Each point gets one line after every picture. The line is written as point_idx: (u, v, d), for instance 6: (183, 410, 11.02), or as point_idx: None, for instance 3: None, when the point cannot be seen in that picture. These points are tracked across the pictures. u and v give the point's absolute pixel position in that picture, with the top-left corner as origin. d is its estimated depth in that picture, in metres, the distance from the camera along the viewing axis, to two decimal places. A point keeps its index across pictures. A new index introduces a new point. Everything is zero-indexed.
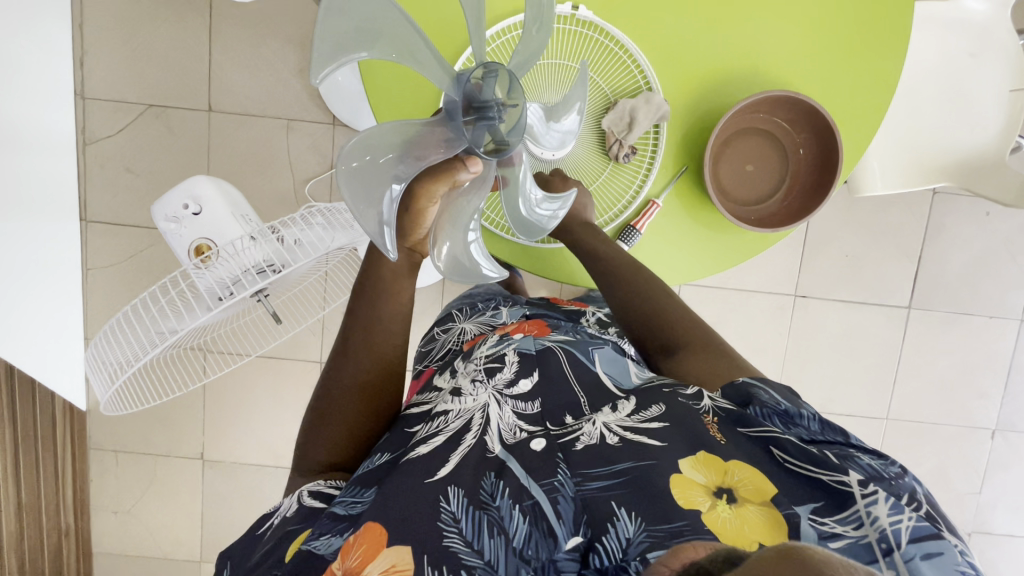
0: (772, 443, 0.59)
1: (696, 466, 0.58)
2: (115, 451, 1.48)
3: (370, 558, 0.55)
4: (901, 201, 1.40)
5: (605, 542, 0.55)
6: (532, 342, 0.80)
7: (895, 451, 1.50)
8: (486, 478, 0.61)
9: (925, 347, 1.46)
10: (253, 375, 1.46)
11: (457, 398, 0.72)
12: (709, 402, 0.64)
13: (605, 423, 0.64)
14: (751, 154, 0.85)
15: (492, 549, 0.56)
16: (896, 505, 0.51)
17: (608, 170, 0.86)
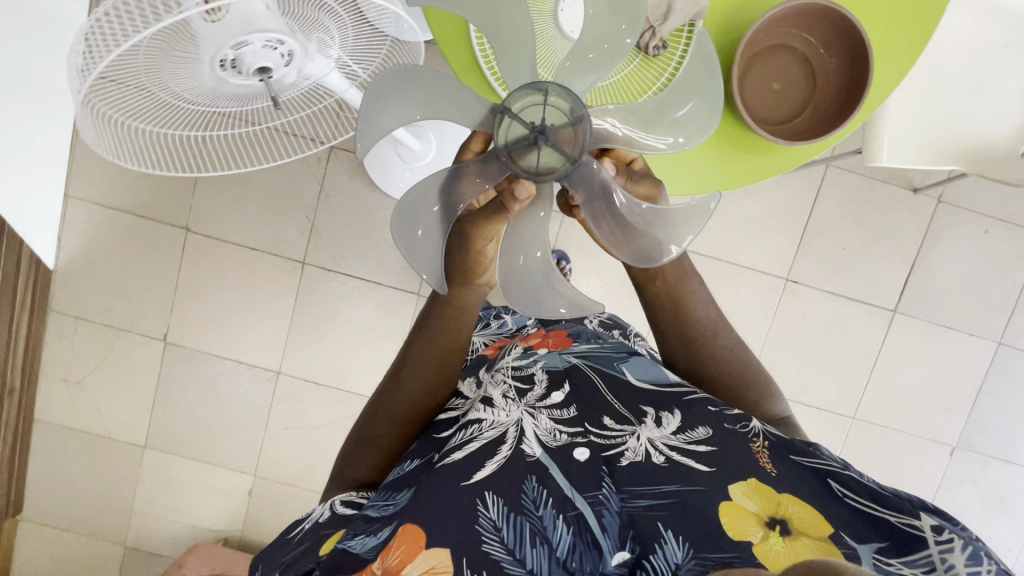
0: (831, 476, 0.63)
1: (749, 495, 0.61)
2: (75, 318, 1.43)
3: (409, 557, 0.56)
4: (905, 203, 1.41)
5: (653, 560, 0.58)
6: (558, 358, 0.80)
7: (857, 452, 1.51)
8: (528, 482, 0.62)
9: (904, 353, 1.47)
10: (232, 266, 1.41)
11: (491, 409, 0.70)
12: (759, 428, 0.69)
13: (650, 439, 0.68)
14: (781, 74, 0.75)
15: (535, 559, 0.57)
16: (973, 557, 0.52)
17: (632, 67, 0.75)
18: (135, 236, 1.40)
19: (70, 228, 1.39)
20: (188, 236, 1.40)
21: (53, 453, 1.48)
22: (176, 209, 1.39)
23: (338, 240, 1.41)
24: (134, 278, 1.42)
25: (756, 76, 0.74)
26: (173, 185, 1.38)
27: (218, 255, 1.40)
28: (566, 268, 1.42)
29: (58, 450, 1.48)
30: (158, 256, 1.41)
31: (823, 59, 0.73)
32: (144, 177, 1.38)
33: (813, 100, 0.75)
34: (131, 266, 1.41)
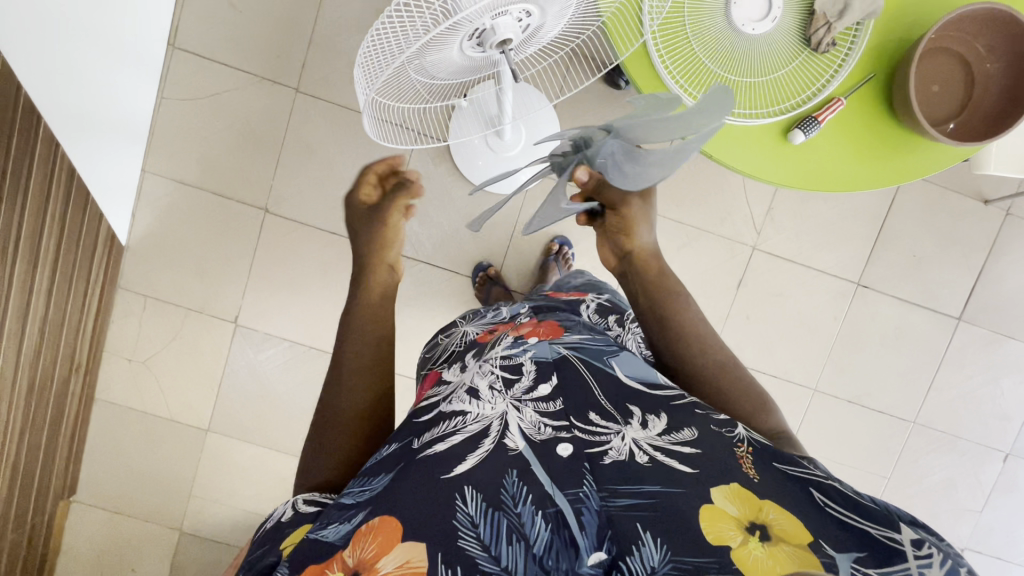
0: (812, 484, 0.54)
1: (729, 497, 0.53)
2: (144, 296, 1.40)
3: (385, 550, 0.51)
4: (976, 214, 1.44)
5: (629, 562, 0.51)
6: (549, 348, 0.71)
7: (914, 456, 1.53)
8: (507, 478, 0.56)
9: (965, 360, 1.50)
10: (309, 249, 1.40)
11: (475, 401, 0.64)
12: (745, 433, 0.60)
13: (634, 438, 0.59)
14: (943, 77, 0.76)
15: (511, 556, 0.51)
16: (953, 572, 0.45)
17: (798, 62, 0.77)
18: (211, 214, 1.38)
19: (145, 203, 1.37)
20: (267, 216, 1.38)
21: (111, 433, 1.45)
22: (255, 189, 1.37)
23: (416, 227, 1.40)
24: (208, 256, 1.39)
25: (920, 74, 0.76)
26: (254, 164, 1.37)
27: (295, 237, 1.39)
28: (567, 253, 1.40)
29: (119, 428, 1.45)
30: (233, 235, 1.39)
31: (985, 67, 0.75)
32: (224, 154, 1.36)
33: (969, 103, 0.76)
34: (205, 244, 1.39)
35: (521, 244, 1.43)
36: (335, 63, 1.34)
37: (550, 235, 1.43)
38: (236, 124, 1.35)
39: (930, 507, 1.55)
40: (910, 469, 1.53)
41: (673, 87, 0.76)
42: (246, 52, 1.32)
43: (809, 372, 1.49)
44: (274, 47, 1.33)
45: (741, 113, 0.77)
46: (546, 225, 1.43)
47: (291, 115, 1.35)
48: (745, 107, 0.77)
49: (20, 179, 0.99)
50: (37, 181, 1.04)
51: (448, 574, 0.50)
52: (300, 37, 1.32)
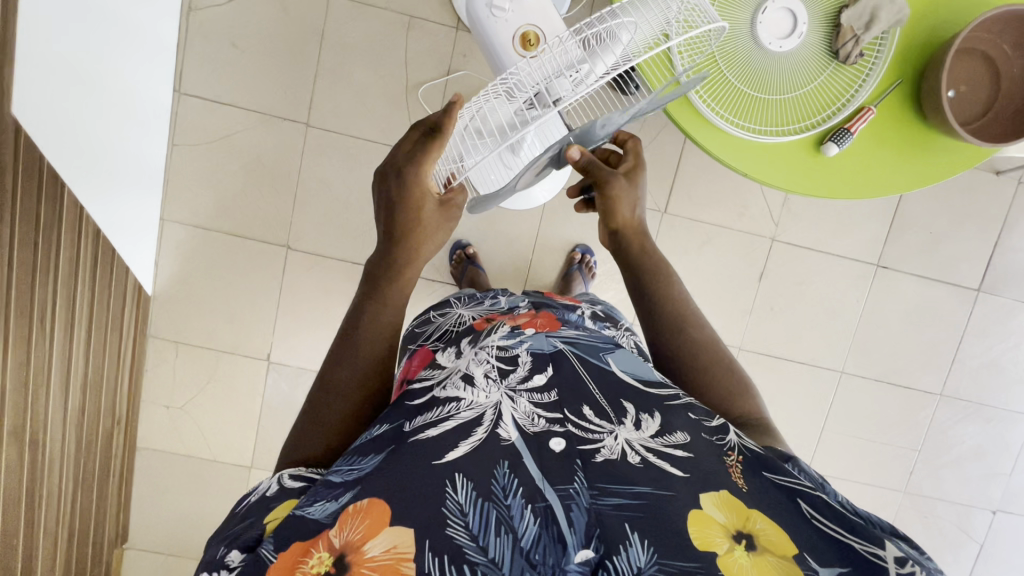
0: (801, 497, 0.55)
1: (717, 504, 0.54)
2: (175, 342, 1.41)
3: (372, 533, 0.50)
4: (990, 185, 1.46)
5: (615, 561, 0.51)
6: (545, 341, 0.70)
7: (943, 427, 1.56)
8: (499, 468, 0.56)
9: (986, 330, 1.52)
10: (332, 280, 1.41)
11: (471, 387, 0.63)
12: (735, 441, 0.61)
13: (627, 439, 0.60)
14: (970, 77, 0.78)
15: (498, 547, 0.51)
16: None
17: (825, 75, 0.78)
18: (234, 254, 1.38)
19: (166, 250, 1.37)
20: (290, 253, 1.39)
21: (157, 478, 1.47)
22: (275, 227, 1.37)
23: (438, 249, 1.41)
24: (234, 297, 1.40)
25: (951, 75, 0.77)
26: (272, 202, 1.36)
27: (317, 270, 1.40)
28: (590, 261, 1.41)
29: (163, 473, 1.47)
30: (257, 274, 1.39)
31: (1011, 66, 0.77)
32: (240, 195, 1.36)
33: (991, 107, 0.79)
34: (230, 285, 1.39)
35: (543, 256, 1.44)
36: (342, 94, 1.33)
37: (571, 245, 1.44)
38: (250, 163, 1.35)
39: (959, 475, 1.59)
40: (938, 439, 1.57)
41: (707, 112, 0.77)
42: (252, 91, 1.32)
43: (834, 356, 1.51)
44: (281, 83, 1.32)
45: (775, 130, 0.78)
46: (566, 234, 1.44)
47: (304, 150, 1.35)
48: (778, 124, 0.78)
49: (51, 246, 1.00)
50: (67, 246, 1.04)
51: (434, 561, 0.49)
52: (306, 71, 1.32)
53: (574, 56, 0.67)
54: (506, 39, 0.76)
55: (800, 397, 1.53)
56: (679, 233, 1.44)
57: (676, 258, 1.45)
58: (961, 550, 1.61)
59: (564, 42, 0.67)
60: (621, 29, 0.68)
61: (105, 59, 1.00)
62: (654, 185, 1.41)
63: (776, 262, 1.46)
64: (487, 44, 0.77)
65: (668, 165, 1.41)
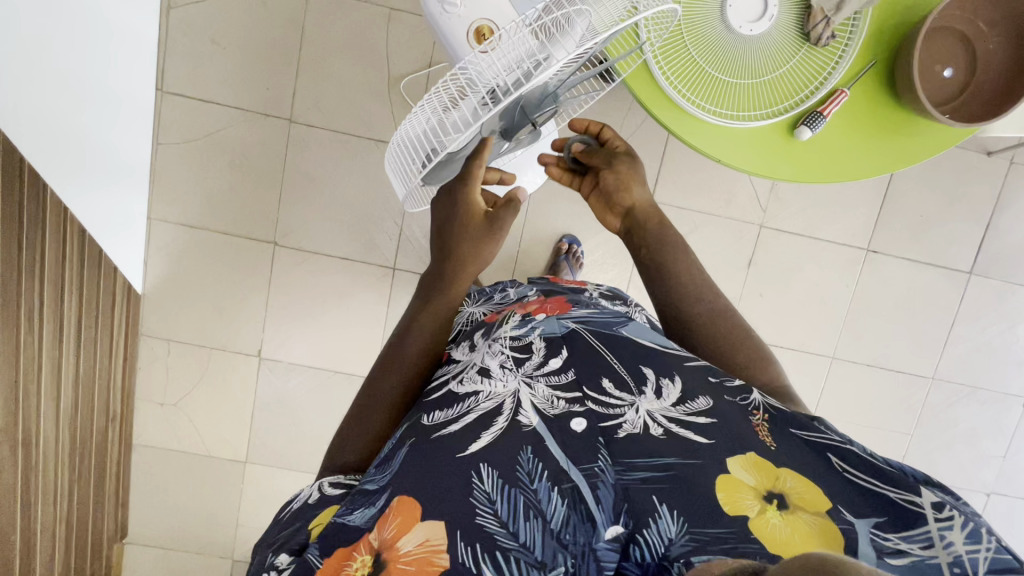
0: (831, 450, 0.56)
1: (746, 466, 0.55)
2: (167, 340, 1.43)
3: (405, 530, 0.54)
4: (980, 166, 1.44)
5: (646, 535, 0.53)
6: (557, 324, 0.72)
7: (935, 410, 1.56)
8: (523, 454, 0.58)
9: (980, 312, 1.51)
10: (322, 275, 1.41)
11: (488, 379, 0.67)
12: (760, 400, 0.63)
13: (649, 410, 0.62)
14: (949, 57, 0.79)
15: (528, 531, 0.54)
16: (973, 533, 0.48)
17: (797, 59, 0.78)
18: (223, 252, 1.39)
19: (156, 248, 1.38)
20: (277, 249, 1.39)
21: (153, 475, 1.49)
22: (262, 223, 1.38)
23: (425, 242, 1.41)
24: (225, 294, 1.41)
25: (933, 51, 0.78)
26: (258, 198, 1.37)
27: (306, 266, 1.40)
28: (578, 251, 1.41)
29: (159, 469, 1.49)
30: (247, 271, 1.40)
31: (987, 44, 0.78)
32: (226, 192, 1.36)
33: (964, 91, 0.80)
34: (220, 282, 1.40)
35: (531, 248, 1.44)
36: (325, 88, 1.33)
37: (559, 235, 1.44)
38: (235, 160, 1.35)
39: (952, 458, 1.58)
40: (932, 423, 1.56)
41: (679, 99, 0.77)
42: (234, 88, 1.32)
43: (824, 341, 1.51)
44: (263, 79, 1.32)
45: (746, 115, 0.78)
46: (554, 225, 1.44)
47: (288, 146, 1.35)
48: (752, 109, 0.78)
49: (36, 247, 1.01)
50: (52, 246, 1.05)
51: (467, 550, 0.52)
52: (288, 66, 1.31)
53: (530, 46, 0.62)
54: (461, 35, 0.75)
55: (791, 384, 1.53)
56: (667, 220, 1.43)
57: None
58: None
59: (518, 32, 0.63)
60: (581, 13, 0.63)
61: (87, 61, 1.01)
62: None
63: (765, 249, 1.46)
64: (446, 42, 0.78)
65: (654, 152, 1.40)
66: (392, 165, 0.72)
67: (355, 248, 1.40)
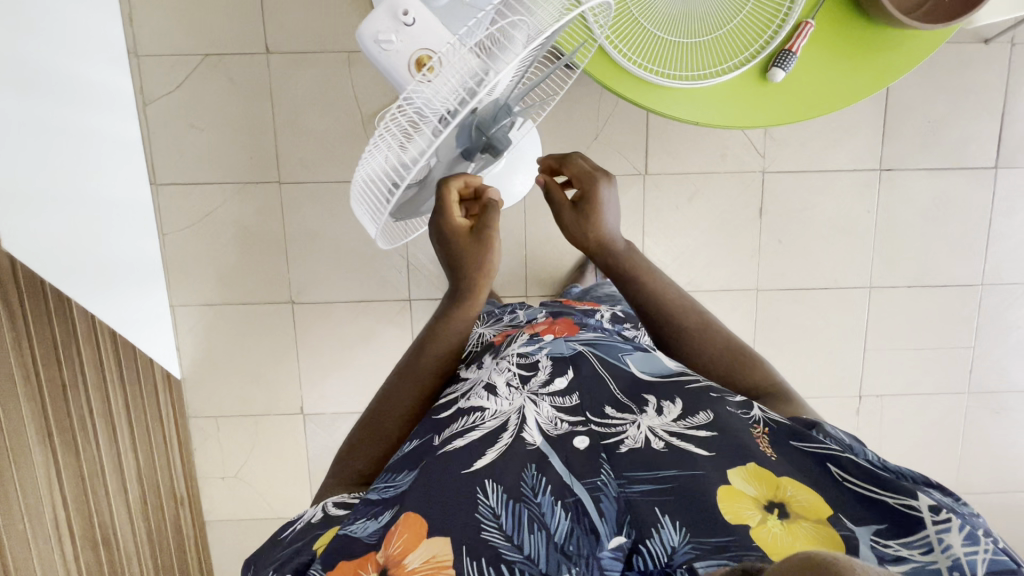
0: (831, 461, 0.60)
1: (747, 479, 0.59)
2: (215, 418, 1.46)
3: (410, 547, 0.56)
4: (983, 55, 1.36)
5: (649, 545, 0.56)
6: (564, 345, 0.77)
7: (993, 316, 1.48)
8: (527, 470, 0.61)
9: (1015, 205, 1.43)
10: (343, 321, 1.44)
11: (494, 397, 0.70)
12: (761, 415, 0.66)
13: (650, 426, 0.65)
14: None
15: (533, 544, 0.56)
16: (971, 536, 0.50)
17: (752, 0, 0.75)
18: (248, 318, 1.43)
19: (183, 334, 1.42)
20: (295, 307, 1.42)
21: (231, 547, 1.53)
22: (275, 285, 1.41)
23: (433, 269, 1.42)
24: (256, 361, 1.45)
25: None
26: (267, 264, 1.40)
27: (326, 315, 1.43)
28: None
29: (236, 539, 1.53)
30: (273, 335, 1.44)
31: None
32: (236, 264, 1.40)
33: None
34: (249, 352, 1.44)
35: (537, 250, 1.44)
36: (304, 142, 1.35)
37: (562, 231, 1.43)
38: (237, 233, 1.39)
39: None
40: (992, 330, 1.49)
41: (648, 77, 0.75)
42: (222, 164, 1.35)
43: (858, 273, 1.45)
44: (245, 148, 1.35)
45: (716, 70, 0.76)
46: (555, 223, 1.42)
47: (283, 205, 1.38)
48: (716, 63, 0.76)
49: (74, 361, 1.10)
50: (89, 356, 1.13)
51: (473, 564, 0.55)
52: (266, 130, 1.35)
53: (473, 66, 0.62)
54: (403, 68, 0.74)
55: (834, 322, 1.48)
56: (666, 190, 1.41)
57: (670, 216, 1.42)
58: None
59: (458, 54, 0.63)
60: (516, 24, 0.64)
61: None
62: (629, 150, 1.38)
63: (773, 193, 1.41)
64: (388, 77, 0.76)
65: (637, 126, 1.37)
66: (357, 205, 0.71)
67: (367, 291, 1.42)
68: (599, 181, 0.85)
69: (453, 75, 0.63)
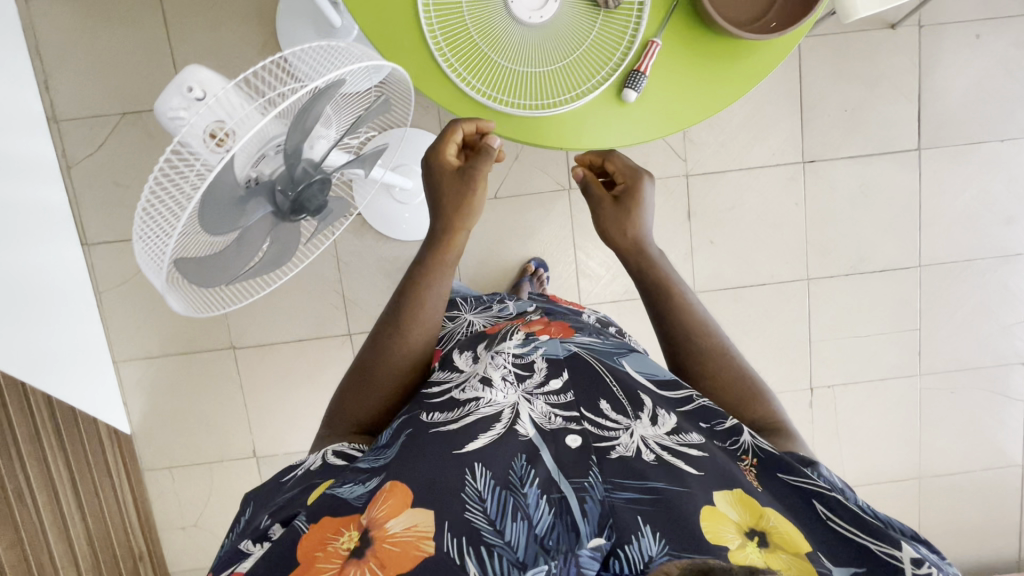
0: (817, 497, 0.59)
1: (732, 503, 0.59)
2: (169, 469, 1.47)
3: (394, 513, 0.55)
4: (889, 41, 1.37)
5: (627, 549, 0.56)
6: (559, 346, 0.76)
7: (933, 297, 1.47)
8: (517, 461, 0.61)
9: (943, 185, 1.43)
10: (287, 361, 1.45)
11: (489, 387, 0.69)
12: (750, 442, 0.65)
13: (642, 436, 0.65)
14: None
15: (513, 531, 0.56)
16: None
17: (598, 25, 0.77)
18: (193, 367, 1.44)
19: (128, 388, 1.43)
20: (237, 352, 1.43)
21: None
22: (215, 333, 1.42)
23: (370, 301, 1.43)
24: (203, 408, 1.45)
25: None
26: None
27: (269, 356, 1.44)
28: (544, 275, 1.39)
29: None
30: (217, 382, 1.44)
31: None
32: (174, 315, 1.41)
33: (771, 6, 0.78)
34: (195, 400, 1.45)
35: (473, 272, 1.44)
36: None
37: (496, 252, 1.43)
38: None
39: (972, 338, 1.49)
40: (934, 310, 1.48)
41: (509, 110, 0.77)
42: None
43: (794, 266, 1.46)
44: None
45: (571, 96, 0.78)
46: (488, 245, 1.43)
47: None
48: (571, 89, 0.78)
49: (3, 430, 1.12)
50: (20, 424, 1.15)
51: (454, 541, 0.54)
52: None
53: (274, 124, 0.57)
54: None
55: (776, 317, 1.48)
56: None
57: None
58: (1002, 412, 1.53)
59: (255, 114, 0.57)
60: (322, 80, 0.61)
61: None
62: (551, 166, 1.40)
63: (699, 196, 1.42)
64: None
65: None
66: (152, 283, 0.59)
67: (306, 329, 1.43)
68: (643, 176, 0.77)
69: (241, 130, 0.56)
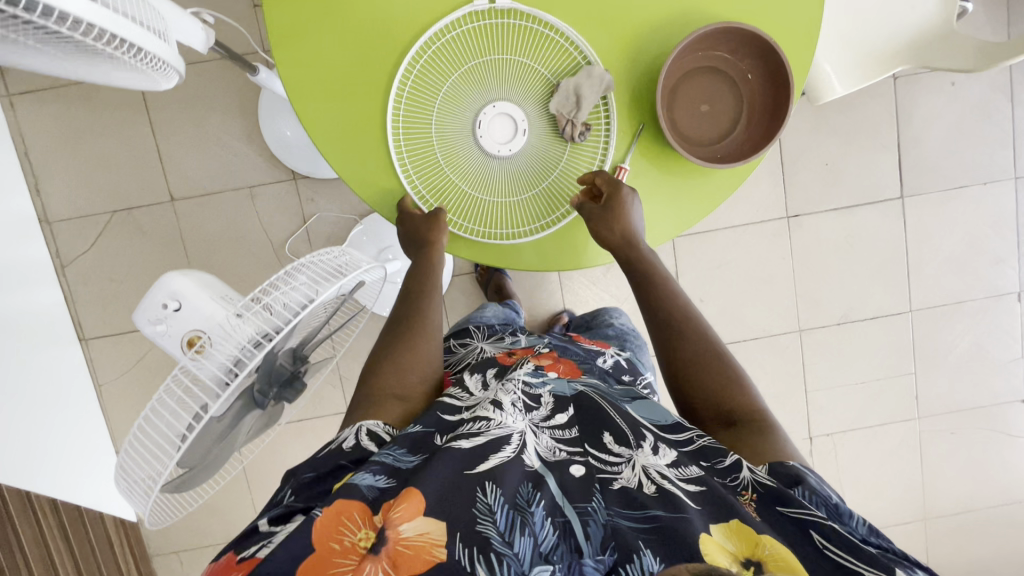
0: (814, 526, 0.55)
1: (728, 534, 0.54)
2: (177, 553, 1.48)
3: (409, 517, 0.54)
4: (865, 94, 1.39)
5: (628, 570, 0.52)
6: (566, 385, 0.75)
7: (926, 341, 1.48)
8: (524, 485, 0.58)
9: (928, 231, 1.44)
10: (288, 440, 1.46)
11: (500, 410, 0.67)
12: (749, 477, 0.61)
13: (644, 467, 0.62)
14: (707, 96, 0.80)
15: (522, 546, 0.53)
16: None
17: (567, 155, 0.82)
18: None
19: None
20: None
21: None
22: None
23: None
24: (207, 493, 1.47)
25: (688, 95, 0.80)
26: None
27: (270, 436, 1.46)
28: None
29: None
30: None
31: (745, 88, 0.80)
32: None
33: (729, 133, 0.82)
34: None
35: None
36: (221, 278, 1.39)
37: None
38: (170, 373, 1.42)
39: (968, 379, 1.50)
40: (928, 354, 1.48)
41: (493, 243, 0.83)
42: None
43: (786, 319, 1.46)
44: None
45: (548, 222, 0.83)
46: None
47: None
48: (547, 215, 0.83)
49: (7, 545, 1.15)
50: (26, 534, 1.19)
51: (465, 550, 0.52)
52: None
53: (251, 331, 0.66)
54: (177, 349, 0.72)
55: (770, 370, 1.48)
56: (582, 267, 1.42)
57: (590, 291, 1.44)
58: (1003, 450, 1.53)
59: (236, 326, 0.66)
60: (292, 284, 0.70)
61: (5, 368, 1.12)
62: None
63: (686, 256, 1.43)
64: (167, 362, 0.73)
65: None
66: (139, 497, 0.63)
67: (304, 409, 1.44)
68: (627, 185, 0.78)
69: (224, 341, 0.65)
